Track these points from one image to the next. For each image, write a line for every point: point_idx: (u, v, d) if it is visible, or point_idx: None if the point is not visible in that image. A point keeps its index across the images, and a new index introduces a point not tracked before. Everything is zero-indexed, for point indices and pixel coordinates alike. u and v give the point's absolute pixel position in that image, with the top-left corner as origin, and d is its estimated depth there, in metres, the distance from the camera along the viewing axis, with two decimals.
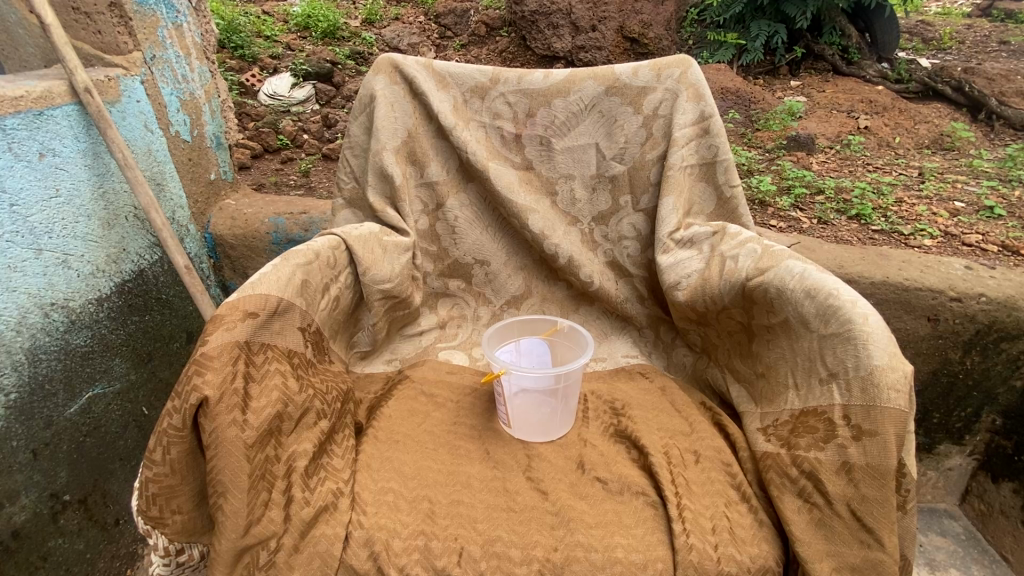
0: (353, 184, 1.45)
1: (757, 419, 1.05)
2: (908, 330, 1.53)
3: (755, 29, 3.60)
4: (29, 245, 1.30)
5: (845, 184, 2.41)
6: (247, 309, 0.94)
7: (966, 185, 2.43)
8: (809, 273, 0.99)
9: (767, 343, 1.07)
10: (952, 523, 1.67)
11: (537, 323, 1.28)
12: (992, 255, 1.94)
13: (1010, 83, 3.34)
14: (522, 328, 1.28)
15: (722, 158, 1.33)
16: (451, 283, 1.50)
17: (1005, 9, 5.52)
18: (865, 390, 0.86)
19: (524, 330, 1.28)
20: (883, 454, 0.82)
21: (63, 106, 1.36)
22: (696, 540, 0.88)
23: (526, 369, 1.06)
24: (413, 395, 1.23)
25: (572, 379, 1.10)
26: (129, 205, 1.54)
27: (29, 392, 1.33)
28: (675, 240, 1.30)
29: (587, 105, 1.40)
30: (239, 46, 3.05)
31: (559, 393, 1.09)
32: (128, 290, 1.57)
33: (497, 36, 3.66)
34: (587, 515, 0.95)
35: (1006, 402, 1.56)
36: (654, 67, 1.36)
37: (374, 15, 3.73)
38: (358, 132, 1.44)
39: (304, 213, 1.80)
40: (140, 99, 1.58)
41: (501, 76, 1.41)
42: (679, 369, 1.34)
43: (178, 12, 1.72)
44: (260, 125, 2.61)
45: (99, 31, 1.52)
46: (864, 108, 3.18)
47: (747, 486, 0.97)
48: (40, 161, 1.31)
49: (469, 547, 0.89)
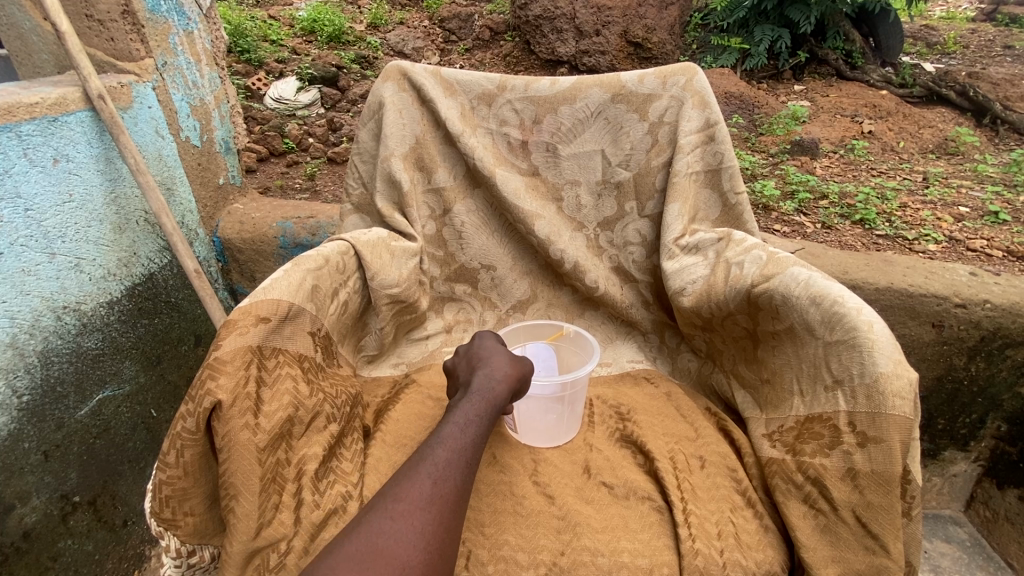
0: (361, 189, 1.46)
1: (762, 425, 1.06)
2: (913, 335, 1.53)
3: (758, 33, 3.62)
4: (43, 249, 1.32)
5: (849, 189, 2.42)
6: (261, 314, 0.96)
7: (971, 190, 2.43)
8: (814, 280, 1.00)
9: (772, 349, 1.08)
10: (957, 530, 1.67)
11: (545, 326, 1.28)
12: (997, 260, 1.95)
13: (1015, 88, 3.34)
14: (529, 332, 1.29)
15: (727, 165, 1.34)
16: (457, 288, 1.51)
17: (1010, 13, 5.53)
18: (871, 397, 0.86)
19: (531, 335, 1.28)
20: (888, 460, 0.83)
21: (78, 112, 1.37)
22: (703, 545, 0.89)
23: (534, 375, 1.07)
24: (419, 399, 1.23)
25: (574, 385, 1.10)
26: (140, 210, 1.56)
27: (41, 394, 1.35)
28: (681, 246, 1.31)
29: (593, 112, 1.41)
30: (246, 51, 3.08)
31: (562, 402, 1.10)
32: (138, 293, 1.58)
33: (501, 41, 3.70)
34: (594, 519, 0.95)
35: (1010, 408, 1.56)
36: (659, 74, 1.38)
37: (379, 19, 3.75)
38: (367, 138, 1.46)
39: (312, 217, 1.81)
40: (152, 105, 1.61)
41: (508, 83, 1.42)
42: (684, 374, 1.35)
43: (189, 19, 1.74)
44: (266, 129, 2.64)
45: (112, 38, 1.54)
46: (869, 113, 3.19)
47: (752, 491, 0.98)
48: (54, 167, 1.33)
49: (477, 551, 0.90)
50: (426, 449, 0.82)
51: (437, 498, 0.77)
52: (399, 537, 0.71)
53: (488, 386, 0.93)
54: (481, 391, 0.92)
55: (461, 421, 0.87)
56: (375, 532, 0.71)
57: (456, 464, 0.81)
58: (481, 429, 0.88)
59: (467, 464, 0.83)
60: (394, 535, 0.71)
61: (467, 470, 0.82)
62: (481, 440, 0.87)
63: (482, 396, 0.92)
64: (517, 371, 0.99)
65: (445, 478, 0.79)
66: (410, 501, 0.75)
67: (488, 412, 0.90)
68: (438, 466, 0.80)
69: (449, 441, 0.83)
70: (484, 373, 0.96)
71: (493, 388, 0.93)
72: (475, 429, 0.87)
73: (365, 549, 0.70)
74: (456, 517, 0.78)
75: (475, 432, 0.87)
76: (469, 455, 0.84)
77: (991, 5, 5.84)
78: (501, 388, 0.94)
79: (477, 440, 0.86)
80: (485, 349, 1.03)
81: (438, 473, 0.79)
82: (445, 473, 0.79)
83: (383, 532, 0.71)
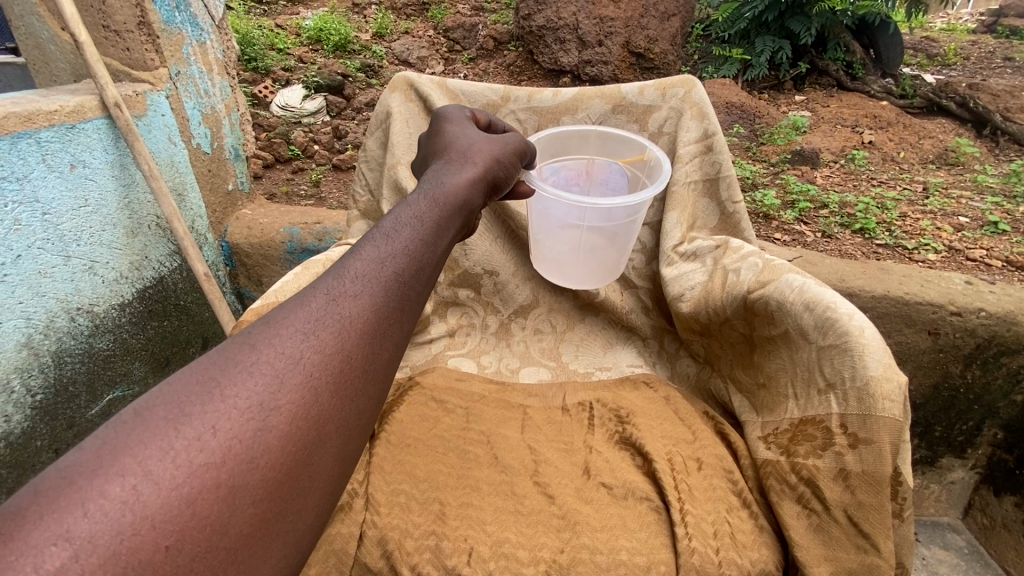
0: (368, 196, 1.51)
1: (758, 428, 1.08)
2: (909, 343, 1.56)
3: (759, 44, 3.67)
4: (59, 252, 1.35)
5: (849, 199, 2.45)
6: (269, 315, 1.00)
7: (971, 200, 2.46)
8: (807, 286, 1.03)
9: (768, 353, 1.10)
10: (955, 537, 1.68)
11: (626, 146, 1.31)
12: (995, 270, 1.98)
13: (1015, 100, 3.38)
14: (602, 140, 1.33)
15: (725, 175, 1.38)
16: (461, 293, 1.55)
17: (1010, 25, 5.58)
18: (861, 400, 0.89)
19: (604, 144, 1.33)
20: (878, 461, 0.86)
21: (95, 120, 1.42)
22: (699, 544, 0.91)
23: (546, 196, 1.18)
24: (423, 400, 1.25)
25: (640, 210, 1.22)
26: (152, 215, 1.60)
27: (54, 393, 1.38)
28: (679, 253, 1.35)
29: (595, 123, 1.46)
30: (253, 59, 3.14)
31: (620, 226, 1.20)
32: (148, 295, 1.62)
33: (505, 51, 3.76)
34: (592, 518, 0.97)
35: (1007, 416, 1.58)
36: (659, 87, 1.42)
37: (384, 29, 3.81)
38: (374, 146, 1.52)
39: (318, 223, 1.84)
40: (165, 113, 1.65)
41: (512, 94, 1.46)
42: (683, 379, 1.37)
43: (202, 29, 1.80)
44: (273, 136, 2.69)
45: (128, 48, 1.58)
46: (869, 123, 3.22)
47: (748, 492, 1.00)
48: (71, 172, 1.37)
49: (478, 548, 0.92)
50: (337, 265, 0.62)
51: (334, 318, 0.57)
52: (264, 365, 0.51)
53: (437, 180, 0.81)
54: (431, 189, 0.79)
55: (388, 231, 0.68)
56: (233, 353, 0.51)
57: (373, 280, 0.61)
58: (420, 236, 0.69)
59: (395, 278, 0.63)
60: (257, 363, 0.51)
61: (392, 284, 0.62)
62: (424, 249, 0.68)
63: (429, 197, 0.76)
64: (483, 165, 0.88)
65: (352, 293, 0.59)
66: (292, 321, 0.55)
67: (435, 215, 0.74)
68: (343, 281, 0.60)
69: (368, 254, 0.63)
70: (442, 166, 0.86)
71: (445, 184, 0.81)
72: (408, 237, 0.68)
73: (210, 375, 0.49)
74: (370, 342, 0.58)
75: (404, 245, 0.66)
76: (398, 267, 0.64)
77: (990, 19, 5.92)
78: (456, 178, 0.82)
79: (413, 250, 0.67)
80: (447, 142, 0.94)
81: (343, 290, 0.59)
82: (353, 286, 0.59)
83: (242, 357, 0.51)
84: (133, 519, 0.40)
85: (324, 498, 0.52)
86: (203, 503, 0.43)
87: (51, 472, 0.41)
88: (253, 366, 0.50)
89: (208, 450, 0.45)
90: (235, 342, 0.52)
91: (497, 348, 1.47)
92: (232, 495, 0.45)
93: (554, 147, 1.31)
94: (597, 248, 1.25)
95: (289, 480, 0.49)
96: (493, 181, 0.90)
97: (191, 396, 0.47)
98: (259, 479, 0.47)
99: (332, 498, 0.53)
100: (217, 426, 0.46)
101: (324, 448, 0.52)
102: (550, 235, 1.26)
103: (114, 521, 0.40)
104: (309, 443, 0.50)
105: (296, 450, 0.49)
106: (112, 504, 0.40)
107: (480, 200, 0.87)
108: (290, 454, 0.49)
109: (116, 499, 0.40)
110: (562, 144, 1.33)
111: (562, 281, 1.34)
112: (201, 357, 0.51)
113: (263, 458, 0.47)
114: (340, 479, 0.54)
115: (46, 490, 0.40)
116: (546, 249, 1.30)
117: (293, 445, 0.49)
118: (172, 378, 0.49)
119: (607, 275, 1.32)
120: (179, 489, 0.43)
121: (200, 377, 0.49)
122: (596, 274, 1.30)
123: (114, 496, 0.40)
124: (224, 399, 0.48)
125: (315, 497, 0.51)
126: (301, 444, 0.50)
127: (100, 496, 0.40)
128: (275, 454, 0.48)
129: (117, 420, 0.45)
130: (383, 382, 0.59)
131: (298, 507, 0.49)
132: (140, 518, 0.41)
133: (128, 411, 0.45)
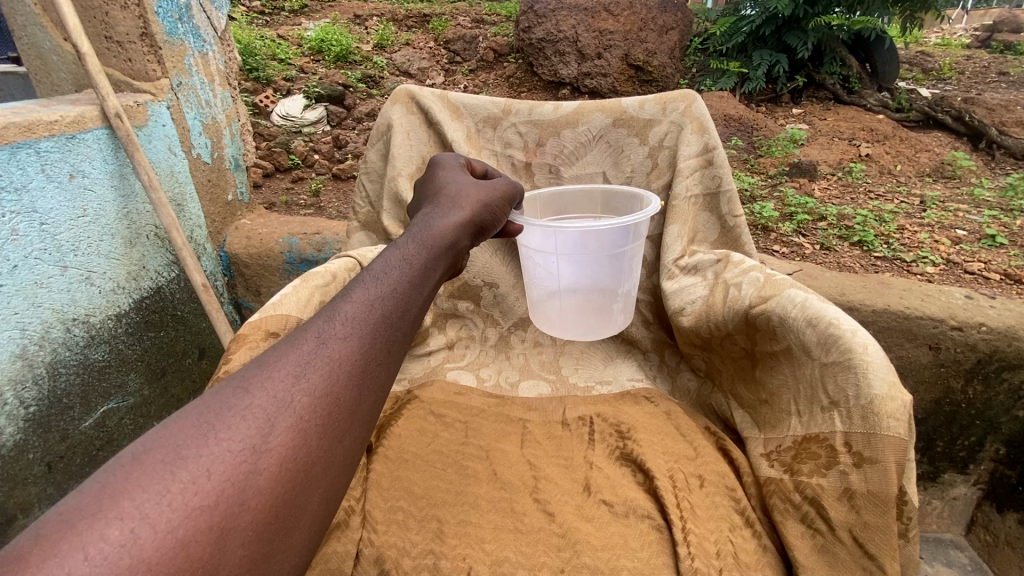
0: (368, 208, 1.52)
1: (761, 444, 1.07)
2: (910, 357, 1.55)
3: (757, 58, 3.69)
4: (56, 262, 1.34)
5: (847, 211, 2.46)
6: (269, 329, 0.99)
7: (968, 214, 2.47)
8: (811, 303, 1.02)
9: (771, 369, 1.09)
10: (958, 554, 1.64)
11: (627, 203, 1.30)
12: (994, 283, 1.97)
13: (1010, 114, 3.39)
14: (608, 199, 1.35)
15: (726, 189, 1.38)
16: (460, 305, 1.55)
17: (1004, 40, 5.66)
18: (866, 418, 0.88)
19: (608, 203, 1.34)
20: (883, 481, 0.85)
21: (95, 130, 1.42)
22: (701, 564, 0.88)
23: (533, 236, 1.22)
24: (422, 414, 1.24)
25: (632, 251, 1.23)
26: (150, 224, 1.59)
27: (48, 405, 1.37)
28: (680, 266, 1.35)
29: (595, 136, 1.46)
30: (255, 69, 3.14)
31: (601, 277, 1.24)
32: (146, 306, 1.61)
33: (504, 63, 3.79)
34: (594, 537, 0.95)
35: (1009, 431, 1.56)
36: (660, 101, 1.43)
37: (386, 40, 3.83)
38: (375, 158, 1.53)
39: (318, 234, 1.83)
40: (166, 123, 1.65)
41: (512, 108, 1.49)
42: (684, 394, 1.35)
43: (204, 41, 1.82)
44: (273, 145, 2.71)
45: (130, 59, 1.60)
46: (866, 136, 3.25)
47: (751, 511, 0.99)
48: (70, 182, 1.36)
49: (477, 567, 0.90)
50: (329, 306, 0.62)
51: (323, 360, 0.56)
52: (257, 408, 0.50)
53: (425, 224, 0.81)
54: (419, 233, 0.78)
55: (378, 272, 0.67)
56: (224, 397, 0.50)
57: (365, 321, 0.61)
58: (408, 277, 0.68)
59: (384, 319, 0.62)
60: (250, 406, 0.50)
61: (380, 326, 0.61)
62: (413, 290, 0.67)
63: (418, 240, 0.76)
64: (472, 208, 0.88)
65: (342, 335, 0.58)
66: (284, 362, 0.54)
67: (423, 257, 0.74)
68: (335, 323, 0.59)
69: (359, 294, 0.63)
70: (431, 210, 0.86)
71: (433, 226, 0.81)
72: (398, 277, 0.67)
73: (204, 419, 0.48)
74: (358, 382, 0.57)
75: (393, 286, 0.66)
76: (387, 308, 0.63)
77: (984, 35, 6.00)
78: (445, 221, 0.82)
79: (404, 290, 0.66)
80: (437, 188, 0.95)
81: (334, 332, 0.58)
82: (344, 328, 0.59)
83: (235, 400, 0.50)
84: (131, 562, 0.39)
85: (311, 538, 0.50)
86: (196, 546, 0.42)
87: (50, 516, 0.40)
88: (245, 409, 0.49)
89: (203, 493, 0.44)
90: (229, 384, 0.51)
91: (496, 361, 1.46)
92: (225, 537, 0.44)
93: (557, 205, 1.36)
94: (587, 296, 1.27)
95: (278, 521, 0.47)
96: (481, 224, 0.90)
97: (185, 439, 0.46)
98: (249, 521, 0.46)
99: (318, 539, 0.52)
100: (211, 469, 0.45)
101: (312, 488, 0.50)
102: (542, 280, 1.28)
103: (112, 565, 0.38)
104: (299, 484, 0.49)
105: (286, 491, 0.48)
106: (110, 548, 0.39)
107: (467, 242, 0.87)
108: (279, 496, 0.48)
109: (114, 543, 0.39)
110: (566, 202, 1.37)
111: (554, 333, 1.34)
112: (193, 402, 0.50)
113: (255, 500, 0.46)
114: (327, 519, 0.52)
115: (46, 534, 0.39)
116: (539, 294, 1.31)
117: (283, 486, 0.48)
118: (162, 425, 0.47)
119: (603, 327, 1.31)
120: (174, 532, 0.41)
121: (193, 422, 0.48)
122: (590, 324, 1.29)
123: (112, 540, 0.39)
124: (217, 441, 0.47)
125: (302, 538, 0.49)
126: (290, 485, 0.49)
127: (99, 539, 0.39)
128: (266, 495, 0.47)
129: (113, 465, 0.44)
130: (371, 422, 0.58)
131: (286, 547, 0.48)
132: (137, 562, 0.39)
133: (124, 456, 0.44)
